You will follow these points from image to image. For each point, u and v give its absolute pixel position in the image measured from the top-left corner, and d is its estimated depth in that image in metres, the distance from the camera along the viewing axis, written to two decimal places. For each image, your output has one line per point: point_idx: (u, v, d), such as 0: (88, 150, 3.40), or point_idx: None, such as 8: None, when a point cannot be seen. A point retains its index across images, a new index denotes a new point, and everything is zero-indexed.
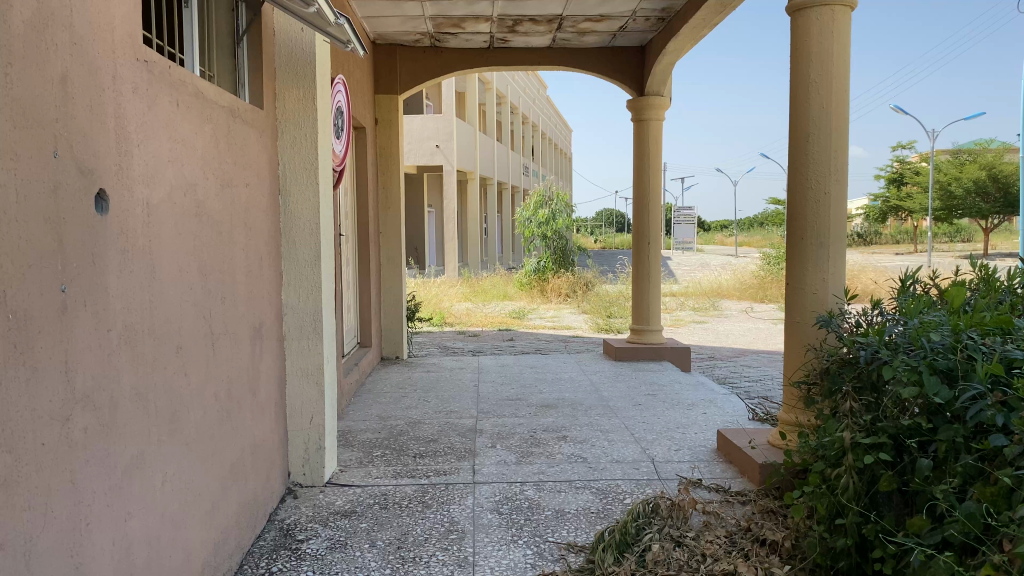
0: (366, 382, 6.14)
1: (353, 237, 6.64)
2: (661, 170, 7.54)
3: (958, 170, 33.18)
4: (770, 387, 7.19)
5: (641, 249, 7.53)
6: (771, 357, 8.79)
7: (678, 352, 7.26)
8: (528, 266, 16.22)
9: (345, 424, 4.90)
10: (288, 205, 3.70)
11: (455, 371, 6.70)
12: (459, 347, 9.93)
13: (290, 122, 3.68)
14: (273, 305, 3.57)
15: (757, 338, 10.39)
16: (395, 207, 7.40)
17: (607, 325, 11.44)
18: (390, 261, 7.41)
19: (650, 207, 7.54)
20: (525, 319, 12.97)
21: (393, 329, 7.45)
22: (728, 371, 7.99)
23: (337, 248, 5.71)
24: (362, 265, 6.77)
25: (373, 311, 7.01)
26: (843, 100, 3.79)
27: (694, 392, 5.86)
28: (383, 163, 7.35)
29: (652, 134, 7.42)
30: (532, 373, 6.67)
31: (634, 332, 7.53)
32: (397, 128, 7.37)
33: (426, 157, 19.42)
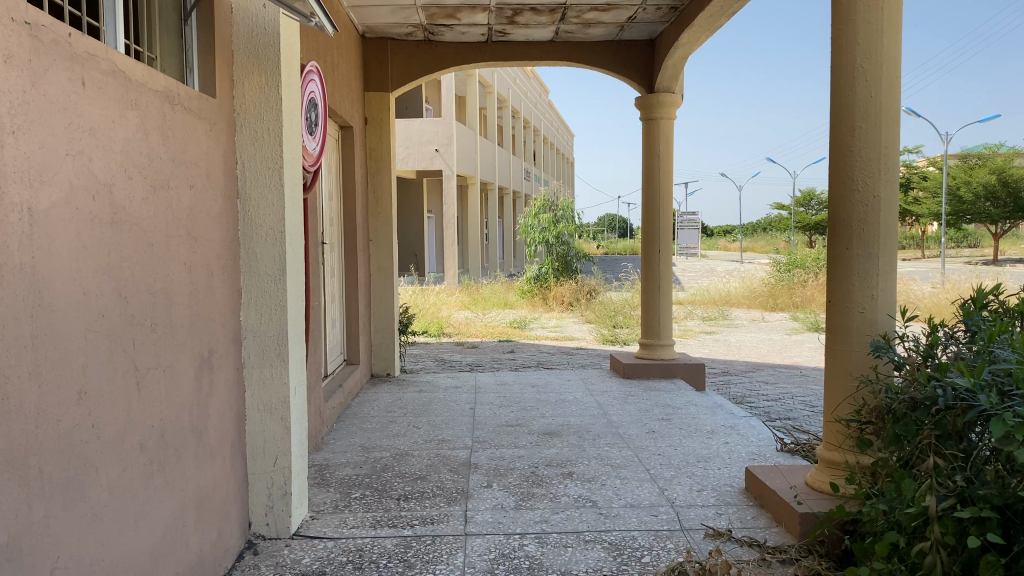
0: (353, 405, 5.61)
1: (339, 244, 6.12)
2: (672, 173, 6.99)
3: (968, 174, 32.58)
4: (791, 408, 6.63)
5: (651, 257, 6.99)
6: (788, 373, 8.22)
7: (692, 368, 6.72)
8: (530, 273, 15.68)
9: (323, 457, 4.37)
10: (248, 211, 3.16)
11: (450, 391, 6.16)
12: (457, 361, 9.37)
13: (251, 114, 3.15)
14: (229, 328, 3.04)
15: (771, 351, 9.84)
16: (386, 213, 6.88)
17: (612, 336, 10.91)
18: (381, 271, 6.89)
19: (661, 213, 6.99)
20: (526, 329, 12.43)
21: (384, 345, 6.92)
22: (744, 388, 7.44)
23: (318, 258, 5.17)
24: (349, 275, 6.24)
25: (362, 325, 6.48)
26: (895, 87, 3.25)
27: (713, 417, 5.31)
28: (373, 165, 6.84)
29: (662, 134, 6.88)
30: (534, 393, 6.13)
31: (644, 347, 6.98)
32: (388, 128, 6.86)
33: (425, 161, 18.86)
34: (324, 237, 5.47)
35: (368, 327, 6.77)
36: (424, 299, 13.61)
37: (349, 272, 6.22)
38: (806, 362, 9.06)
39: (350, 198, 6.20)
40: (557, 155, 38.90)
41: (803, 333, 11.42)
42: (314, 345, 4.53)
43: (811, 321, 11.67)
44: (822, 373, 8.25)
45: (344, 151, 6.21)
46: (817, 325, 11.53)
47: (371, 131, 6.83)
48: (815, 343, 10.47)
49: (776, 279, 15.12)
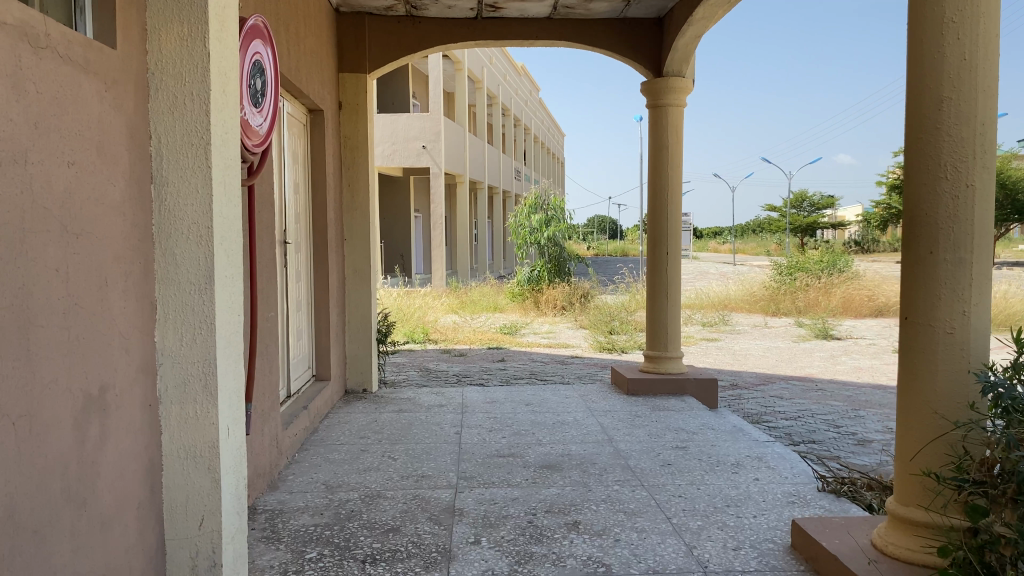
0: (321, 429, 4.89)
1: (306, 243, 5.39)
2: (682, 165, 6.29)
3: None
4: (814, 428, 5.94)
5: (657, 260, 6.26)
6: (803, 387, 7.54)
7: (705, 384, 6.03)
8: (521, 276, 14.97)
9: (278, 499, 3.64)
10: (165, 201, 2.45)
11: (433, 411, 5.44)
12: (442, 373, 8.64)
13: (169, 74, 2.43)
14: (137, 354, 2.32)
15: (781, 361, 9.14)
16: (363, 210, 6.14)
17: (609, 343, 10.22)
18: (357, 274, 6.15)
19: (669, 210, 6.28)
20: (517, 335, 11.72)
21: (361, 357, 6.19)
22: (759, 405, 6.75)
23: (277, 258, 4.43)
24: (319, 278, 5.51)
25: (334, 336, 5.75)
26: (993, 49, 2.55)
27: (736, 445, 4.60)
28: (348, 157, 6.12)
29: (671, 122, 6.19)
30: (529, 413, 5.42)
31: (648, 359, 6.29)
32: (365, 114, 6.14)
33: (412, 158, 18.06)
34: (284, 233, 4.75)
35: (342, 337, 6.05)
36: (408, 302, 12.85)
37: (317, 274, 5.49)
38: (820, 373, 8.36)
39: (319, 191, 5.49)
40: (549, 153, 38.19)
41: (811, 340, 10.77)
42: (268, 363, 3.80)
43: (819, 327, 10.99)
44: (840, 387, 7.56)
45: (312, 138, 5.49)
46: (826, 332, 10.84)
47: (346, 118, 6.11)
48: (826, 352, 9.78)
49: (776, 282, 14.41)
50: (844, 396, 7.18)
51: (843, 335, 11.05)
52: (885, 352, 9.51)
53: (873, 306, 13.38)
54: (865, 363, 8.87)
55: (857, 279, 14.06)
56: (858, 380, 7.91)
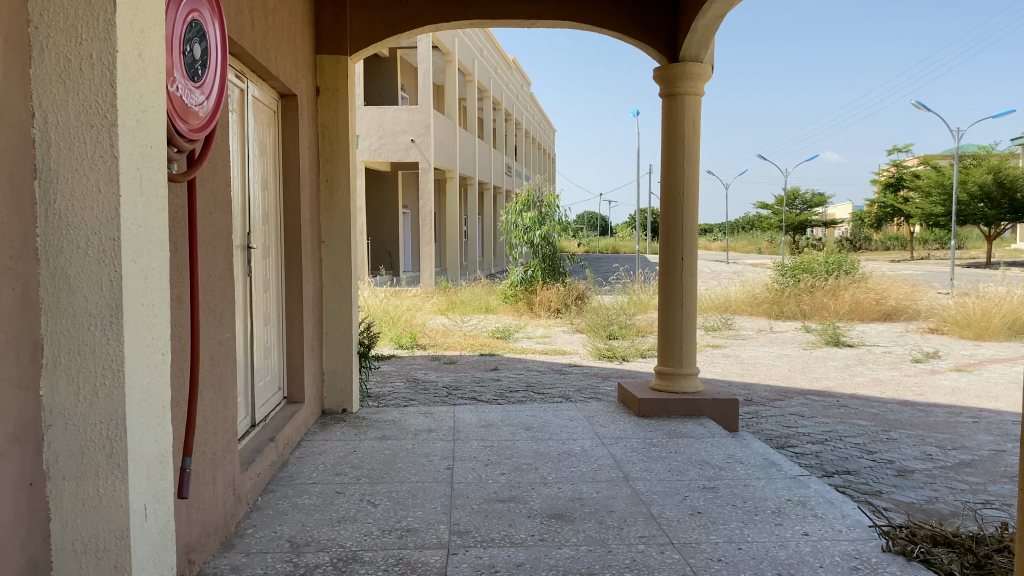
0: (291, 462, 4.24)
1: (277, 246, 4.73)
2: (699, 161, 5.65)
3: (962, 173, 31.83)
4: (845, 454, 5.34)
5: (672, 266, 5.63)
6: (823, 404, 6.94)
7: (724, 403, 5.42)
8: (514, 276, 14.30)
9: (231, 563, 2.98)
10: (56, 205, 1.79)
11: (421, 438, 4.80)
12: (430, 385, 7.96)
13: (57, 27, 1.76)
14: (3, 417, 1.67)
15: (794, 371, 8.53)
16: (344, 208, 5.48)
17: (609, 350, 9.57)
18: (336, 280, 5.48)
19: (685, 211, 5.64)
20: (510, 340, 11.06)
21: (340, 374, 5.53)
22: (779, 426, 6.12)
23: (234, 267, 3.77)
24: (291, 286, 4.85)
25: (308, 352, 5.10)
26: None
27: (772, 485, 3.97)
28: (326, 148, 5.46)
29: (687, 113, 5.56)
30: (530, 441, 4.77)
31: (660, 376, 5.67)
32: (346, 101, 5.48)
33: (400, 152, 17.31)
34: (246, 235, 4.09)
35: (318, 351, 5.40)
36: (395, 302, 12.15)
37: (289, 282, 4.84)
38: (838, 386, 7.75)
39: (292, 187, 4.83)
40: (540, 148, 37.42)
41: (821, 346, 10.20)
42: (219, 396, 3.15)
43: (830, 333, 10.38)
44: (863, 403, 6.95)
45: (284, 126, 4.83)
46: (837, 339, 10.24)
47: (323, 104, 5.45)
48: (839, 361, 9.17)
49: (779, 284, 13.81)
50: (869, 414, 6.57)
51: (855, 341, 10.46)
52: (903, 361, 8.91)
53: (880, 309, 12.86)
54: (884, 374, 8.28)
55: (864, 279, 13.49)
56: (880, 394, 7.31)
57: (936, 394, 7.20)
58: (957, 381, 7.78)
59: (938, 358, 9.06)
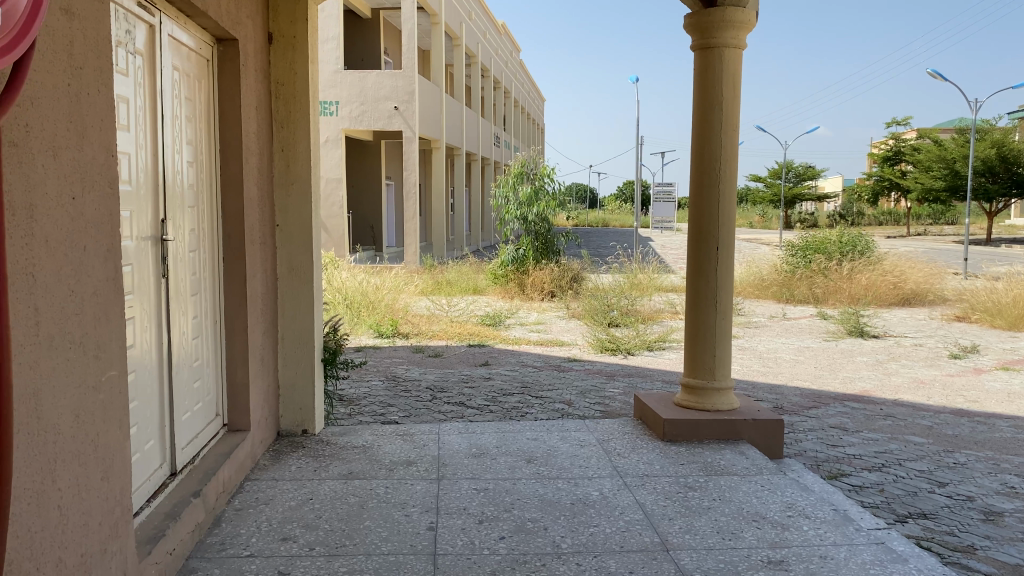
0: (224, 519, 3.24)
1: (210, 234, 3.68)
2: (738, 130, 4.64)
3: (964, 147, 30.91)
4: (914, 489, 4.40)
5: (704, 259, 4.64)
6: (866, 413, 6.02)
7: (767, 425, 4.48)
8: (505, 255, 13.30)
9: None
10: None
11: (397, 476, 3.81)
12: (412, 386, 6.95)
13: None
14: None
15: (822, 370, 7.59)
16: (302, 185, 4.43)
17: (611, 343, 8.55)
18: (295, 273, 4.46)
19: (723, 193, 4.62)
20: (502, 328, 10.09)
21: (298, 389, 4.51)
22: (823, 446, 5.18)
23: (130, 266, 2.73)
24: (231, 285, 3.82)
25: (256, 364, 4.09)
26: None
27: (857, 557, 3.01)
28: (282, 108, 4.41)
29: (726, 71, 4.55)
30: (534, 479, 3.79)
31: (687, 390, 4.73)
32: (305, 52, 4.41)
33: (383, 121, 16.08)
34: (161, 223, 3.06)
35: (272, 359, 4.40)
36: (375, 283, 11.09)
37: (229, 279, 3.81)
38: (876, 390, 6.79)
39: (233, 159, 3.79)
40: (529, 117, 36.17)
41: (843, 337, 9.28)
42: (93, 467, 2.15)
43: (852, 322, 9.45)
44: (912, 413, 6.00)
45: (221, 80, 3.77)
46: (861, 329, 9.31)
47: (278, 55, 4.38)
48: (869, 356, 8.26)
49: (789, 266, 12.88)
50: (922, 429, 5.63)
51: (880, 331, 9.55)
52: (940, 358, 8.01)
53: (898, 294, 11.93)
54: (923, 374, 7.34)
55: (881, 261, 12.55)
56: (926, 400, 6.37)
57: (992, 402, 6.27)
58: (1009, 383, 6.87)
59: (978, 354, 8.14)
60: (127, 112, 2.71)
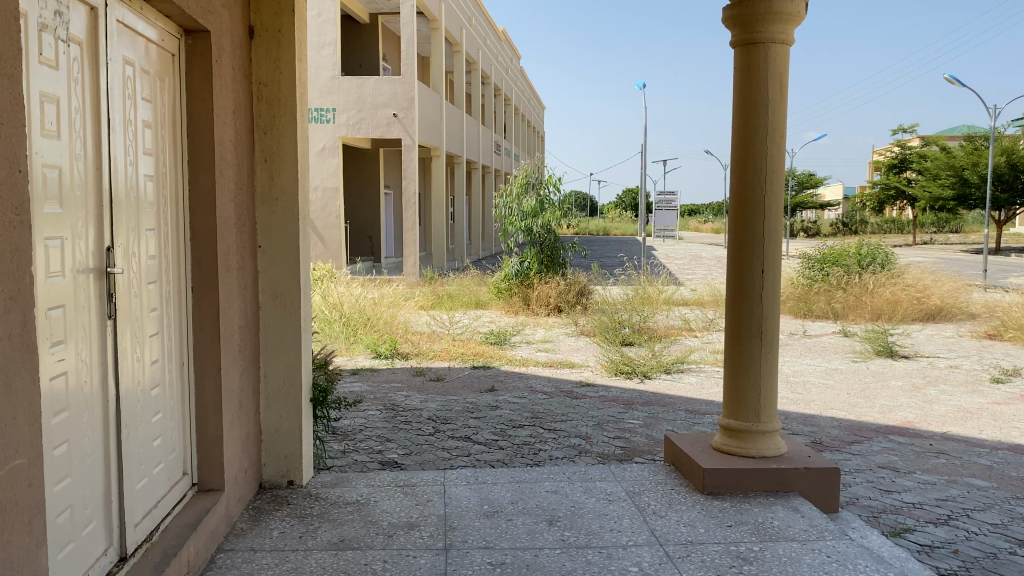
0: None
1: (176, 260, 3.09)
2: (786, 137, 4.08)
3: (974, 155, 30.40)
4: (992, 549, 3.82)
5: (748, 283, 4.06)
6: (916, 450, 5.43)
7: (821, 474, 3.91)
8: (509, 268, 12.73)
9: None
10: None
11: (397, 545, 3.23)
12: (412, 416, 6.35)
13: None
14: None
15: (856, 398, 7.00)
16: (288, 199, 3.85)
17: (626, 365, 7.94)
18: (280, 301, 3.88)
19: (769, 208, 4.04)
20: (508, 347, 9.49)
21: (284, 434, 3.93)
22: (876, 493, 4.59)
23: (52, 307, 2.13)
24: (200, 320, 3.24)
25: (234, 409, 3.50)
26: None
27: None
28: (265, 113, 3.83)
29: (772, 70, 3.99)
30: (559, 550, 3.20)
31: (727, 432, 4.16)
32: (291, 47, 3.84)
33: (382, 129, 15.50)
34: (107, 251, 2.47)
35: (253, 400, 3.81)
36: (372, 299, 10.50)
37: (200, 313, 3.23)
38: (920, 420, 6.21)
39: (204, 171, 3.20)
40: (529, 125, 35.62)
41: (872, 358, 8.70)
42: None
43: (881, 342, 8.88)
44: (966, 449, 5.42)
45: (189, 76, 3.18)
46: (890, 350, 8.74)
47: (260, 51, 3.81)
48: (903, 380, 7.67)
49: (805, 279, 12.35)
50: (981, 469, 5.05)
51: (909, 351, 8.98)
52: (982, 382, 7.44)
53: (923, 309, 11.37)
54: (967, 401, 6.77)
55: (902, 274, 12.00)
56: (978, 434, 5.79)
57: None
58: None
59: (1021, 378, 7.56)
60: (50, 113, 2.12)
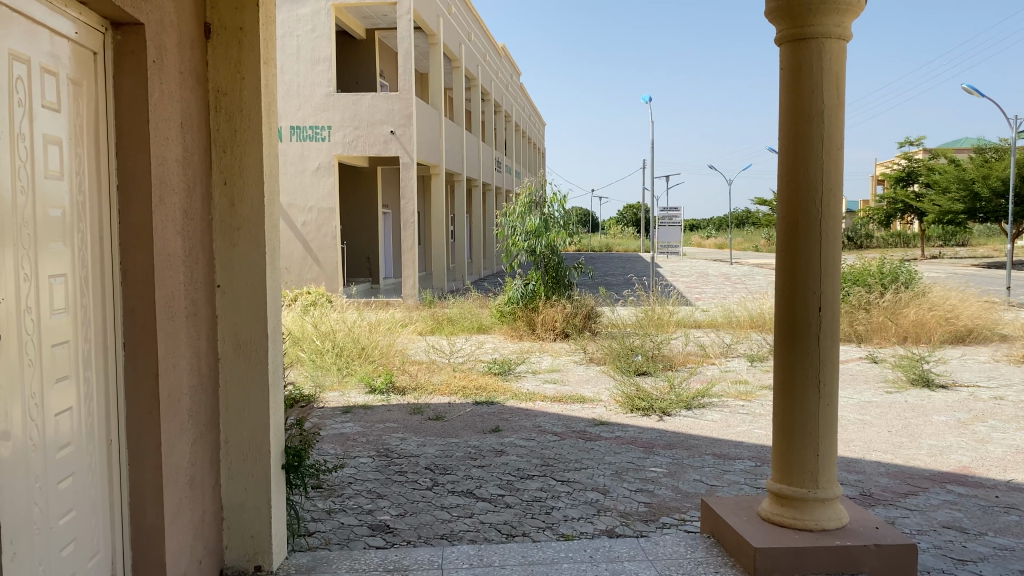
0: None
1: (98, 309, 2.45)
2: (844, 147, 3.44)
3: (986, 167, 29.81)
4: None
5: (803, 322, 3.41)
6: (983, 504, 4.75)
7: (896, 554, 3.24)
8: (512, 291, 12.10)
9: None
10: None
11: None
12: (408, 465, 5.68)
13: None
14: None
15: (900, 436, 6.33)
16: (252, 229, 3.21)
17: (643, 401, 7.26)
18: (244, 351, 3.23)
19: (827, 232, 3.40)
20: (513, 378, 8.83)
21: (251, 511, 3.28)
22: (950, 563, 3.92)
23: None
24: (133, 383, 2.58)
25: (183, 489, 2.85)
26: None
27: None
28: (224, 126, 3.20)
29: (827, 71, 3.36)
30: None
31: (779, 500, 3.50)
32: (255, 47, 3.21)
33: (379, 146, 14.83)
34: None
35: (210, 471, 3.16)
36: (367, 327, 9.85)
37: (134, 374, 2.58)
38: (978, 465, 5.54)
39: (138, 199, 2.56)
40: (530, 141, 35.09)
41: (908, 389, 8.03)
42: None
43: (916, 370, 8.21)
44: None
45: (117, 80, 2.55)
46: (927, 379, 8.08)
47: (218, 54, 3.19)
48: (948, 414, 7.00)
49: None
50: None
51: (946, 379, 8.31)
52: None
53: (952, 331, 10.71)
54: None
55: (927, 293, 11.37)
56: None
57: None
58: None
59: None
60: None
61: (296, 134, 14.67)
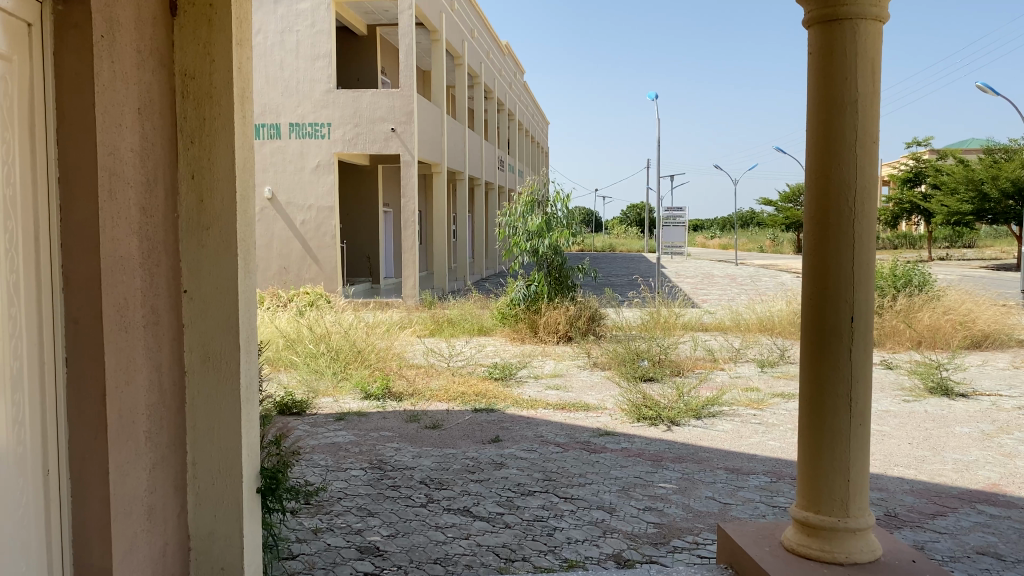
0: None
1: (32, 318, 2.13)
2: (880, 139, 3.10)
3: (996, 168, 29.41)
4: None
5: (834, 333, 3.08)
6: (1018, 527, 4.41)
7: None
8: (514, 293, 11.77)
9: None
10: None
11: None
12: (402, 478, 5.35)
13: None
14: None
15: (922, 449, 5.99)
16: (221, 228, 2.89)
17: (650, 410, 6.92)
18: (213, 364, 2.91)
19: (861, 234, 3.07)
20: (514, 384, 8.51)
21: (221, 540, 2.95)
22: None
23: None
24: (75, 402, 2.26)
25: (139, 520, 2.53)
26: None
27: None
28: (192, 113, 2.87)
29: (862, 55, 3.03)
30: None
31: (806, 529, 3.16)
32: (227, 26, 2.88)
33: (379, 144, 14.51)
34: None
35: (173, 497, 2.84)
36: (364, 330, 9.52)
37: (76, 392, 2.26)
38: (1008, 482, 5.20)
39: (82, 195, 2.24)
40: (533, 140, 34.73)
41: (926, 397, 7.69)
42: None
43: (935, 378, 7.86)
44: None
45: (59, 58, 2.23)
46: (946, 387, 7.73)
47: (186, 34, 2.86)
48: (970, 425, 6.65)
49: None
50: None
51: (965, 387, 7.97)
52: None
53: (968, 336, 10.35)
54: None
55: (942, 297, 11.02)
56: None
57: None
58: None
59: None
60: None
61: (294, 131, 14.33)
